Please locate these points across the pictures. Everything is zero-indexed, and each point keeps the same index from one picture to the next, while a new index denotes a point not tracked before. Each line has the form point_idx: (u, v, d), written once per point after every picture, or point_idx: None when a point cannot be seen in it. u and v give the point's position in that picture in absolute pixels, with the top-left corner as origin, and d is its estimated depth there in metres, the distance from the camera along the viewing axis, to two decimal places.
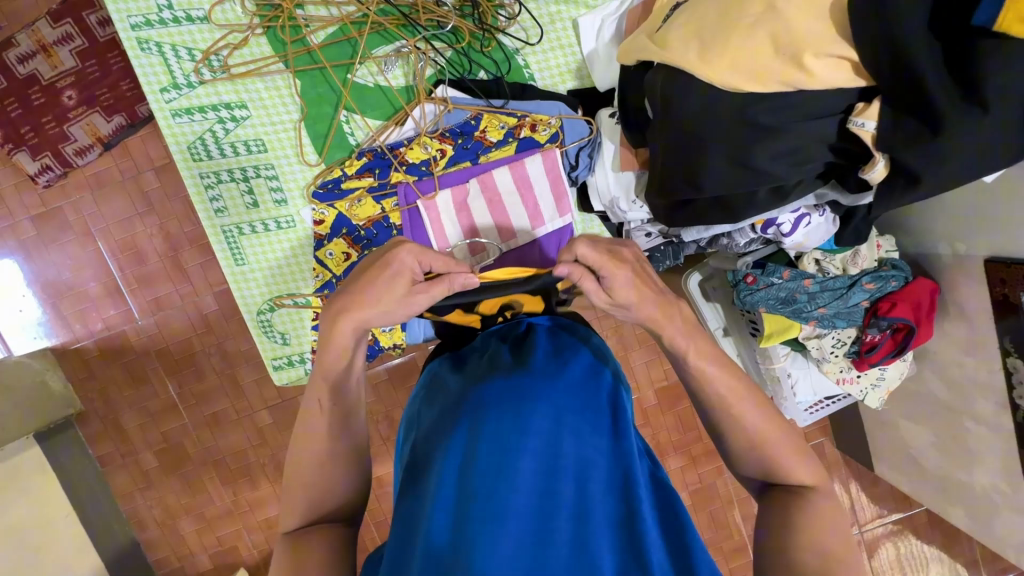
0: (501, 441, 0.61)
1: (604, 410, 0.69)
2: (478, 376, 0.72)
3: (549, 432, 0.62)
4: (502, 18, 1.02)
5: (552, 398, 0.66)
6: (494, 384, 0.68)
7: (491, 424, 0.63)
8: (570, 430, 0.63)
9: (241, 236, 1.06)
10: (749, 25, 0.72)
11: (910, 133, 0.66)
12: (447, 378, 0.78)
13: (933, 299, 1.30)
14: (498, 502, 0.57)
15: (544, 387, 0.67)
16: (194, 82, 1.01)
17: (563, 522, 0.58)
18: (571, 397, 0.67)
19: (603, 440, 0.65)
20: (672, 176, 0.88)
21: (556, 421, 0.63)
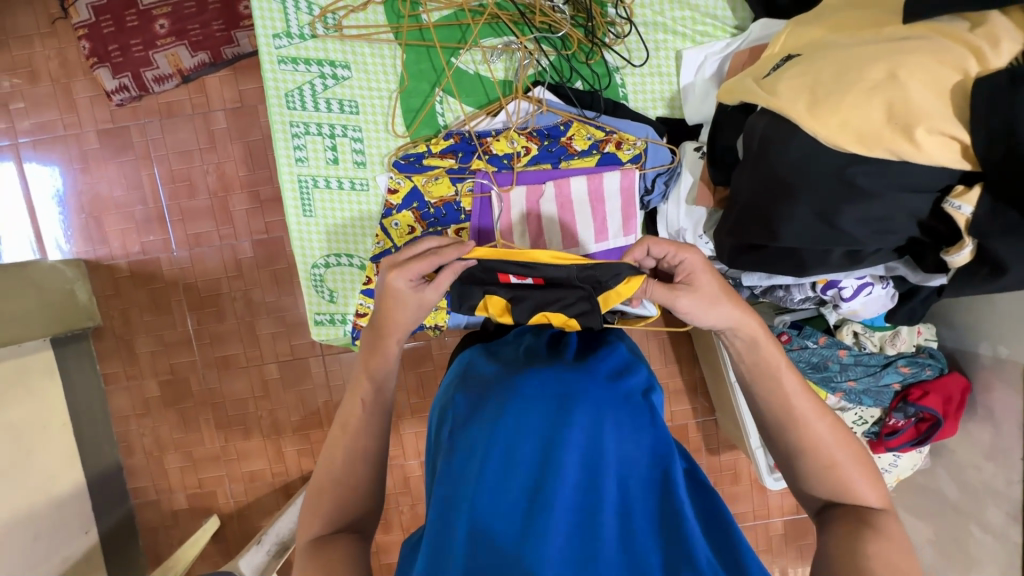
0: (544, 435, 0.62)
1: (643, 406, 0.69)
2: (520, 365, 0.73)
3: (591, 429, 0.63)
4: (610, 35, 1.06)
5: (595, 391, 0.67)
6: (536, 375, 0.68)
7: (533, 418, 0.63)
8: (612, 426, 0.64)
9: (315, 189, 1.09)
10: (864, 89, 0.74)
11: (1011, 223, 0.67)
12: (482, 363, 0.78)
13: (963, 397, 1.28)
14: (545, 497, 0.59)
15: (587, 379, 0.68)
16: (306, 34, 1.04)
17: (609, 515, 0.60)
18: (612, 392, 0.68)
19: (644, 433, 0.66)
20: (750, 218, 0.89)
21: (598, 417, 0.64)
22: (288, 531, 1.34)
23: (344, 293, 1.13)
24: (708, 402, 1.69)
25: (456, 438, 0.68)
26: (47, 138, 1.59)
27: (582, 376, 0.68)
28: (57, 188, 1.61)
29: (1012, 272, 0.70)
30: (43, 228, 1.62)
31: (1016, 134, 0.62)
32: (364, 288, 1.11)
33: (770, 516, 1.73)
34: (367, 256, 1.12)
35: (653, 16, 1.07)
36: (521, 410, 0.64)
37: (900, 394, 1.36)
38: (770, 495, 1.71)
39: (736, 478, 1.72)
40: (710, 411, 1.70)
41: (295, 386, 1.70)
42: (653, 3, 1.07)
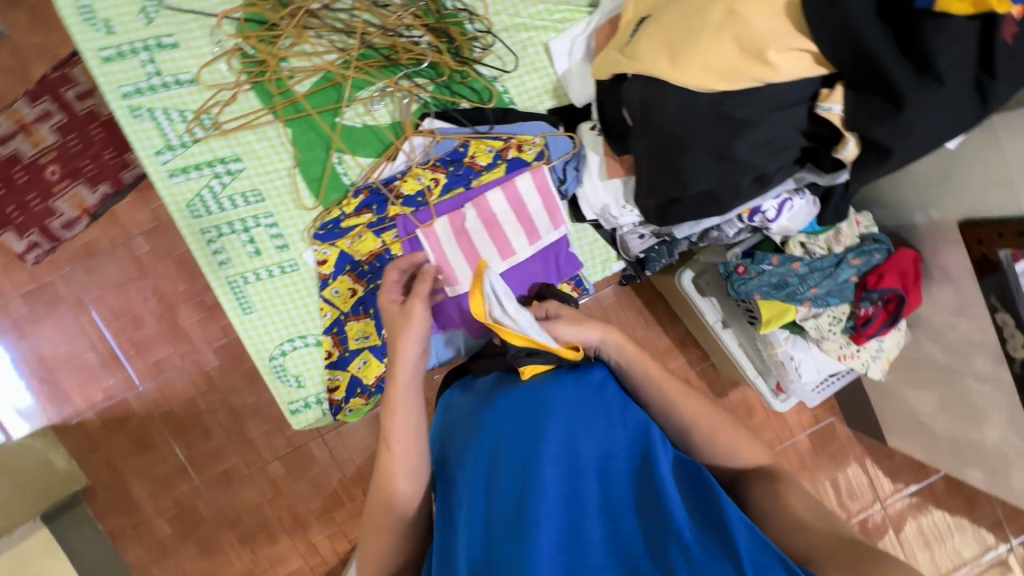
0: (520, 458, 0.71)
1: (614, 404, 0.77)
2: (490, 395, 0.83)
3: (564, 439, 0.72)
4: (478, 49, 1.08)
5: (564, 405, 0.75)
6: (507, 406, 0.78)
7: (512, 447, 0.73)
8: (583, 431, 0.73)
9: (246, 285, 1.08)
10: (714, 30, 0.78)
11: (875, 110, 0.71)
12: (462, 401, 0.89)
13: (917, 267, 1.36)
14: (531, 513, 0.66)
15: (555, 395, 0.76)
16: (188, 141, 1.04)
17: (593, 520, 0.67)
18: (575, 399, 0.77)
19: (614, 429, 0.74)
20: (660, 176, 0.94)
21: (569, 429, 0.73)
22: None
23: (310, 374, 1.11)
24: (699, 351, 1.83)
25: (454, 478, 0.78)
26: None
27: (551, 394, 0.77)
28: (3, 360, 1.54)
29: (895, 155, 0.73)
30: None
31: (852, 32, 0.68)
32: (327, 363, 1.10)
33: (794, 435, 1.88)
34: (320, 331, 1.11)
35: (512, 20, 1.10)
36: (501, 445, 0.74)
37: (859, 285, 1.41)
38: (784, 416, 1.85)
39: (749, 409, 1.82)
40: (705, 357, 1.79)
41: (304, 474, 1.67)
42: (507, 8, 1.10)
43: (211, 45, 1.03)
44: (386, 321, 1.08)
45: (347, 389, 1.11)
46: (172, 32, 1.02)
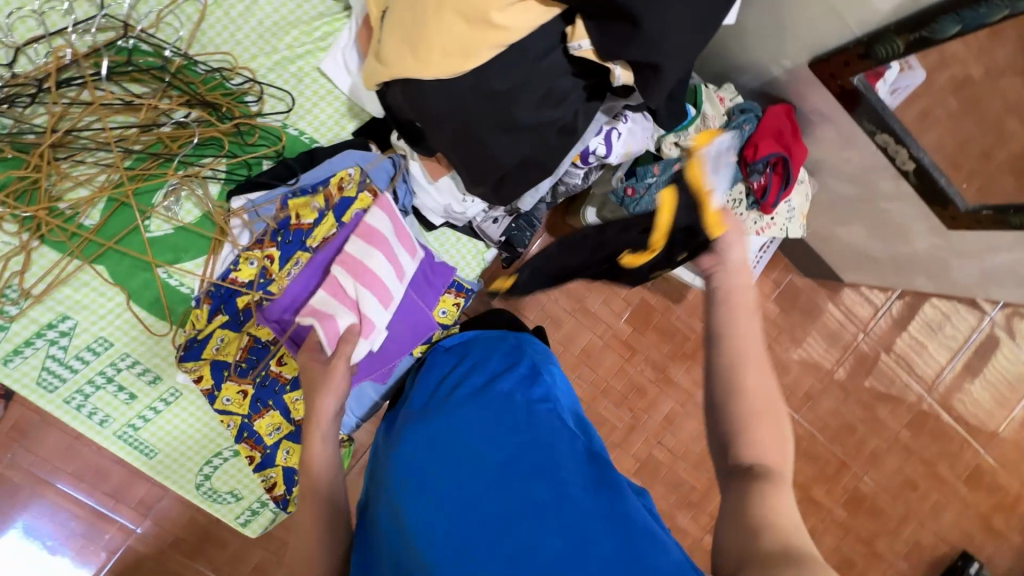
0: (437, 492, 0.73)
1: (518, 405, 0.81)
2: (405, 424, 0.87)
3: (466, 456, 0.75)
4: (251, 103, 1.00)
5: (472, 426, 0.79)
6: (416, 438, 0.81)
7: (421, 477, 0.75)
8: (487, 443, 0.76)
9: (138, 432, 1.05)
10: (435, 10, 0.72)
11: (617, 33, 0.67)
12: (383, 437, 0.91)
13: (792, 120, 1.20)
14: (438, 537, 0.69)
15: (461, 420, 0.80)
16: (4, 322, 0.95)
17: (499, 527, 0.69)
18: (477, 415, 0.80)
19: (519, 433, 0.77)
20: (472, 164, 0.88)
21: (471, 442, 0.77)
22: None
23: (244, 484, 1.10)
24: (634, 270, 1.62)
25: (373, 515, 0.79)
26: None
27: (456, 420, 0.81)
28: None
29: (665, 63, 0.68)
30: None
31: None
32: (252, 467, 1.08)
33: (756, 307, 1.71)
34: (232, 442, 1.08)
35: (271, 58, 1.01)
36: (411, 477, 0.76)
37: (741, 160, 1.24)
38: None
39: None
40: None
41: None
42: (261, 47, 1.01)
43: None
44: (289, 406, 1.05)
45: (285, 482, 1.09)
46: None
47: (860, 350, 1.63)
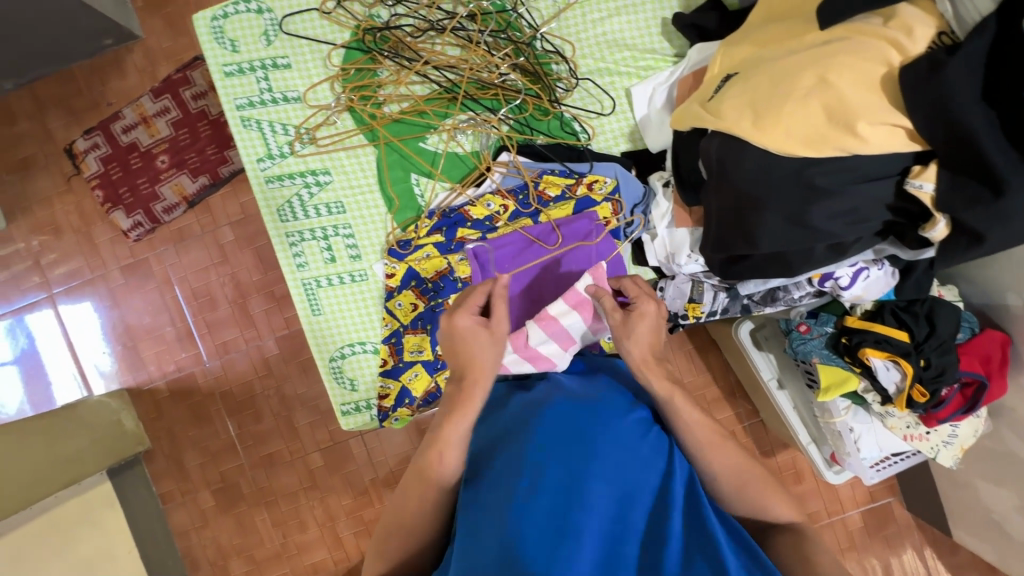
0: (567, 458, 0.70)
1: (660, 437, 0.77)
2: (534, 398, 0.83)
3: (615, 461, 0.70)
4: (561, 89, 1.13)
5: (615, 429, 0.74)
6: (557, 408, 0.78)
7: (556, 448, 0.71)
8: (633, 460, 0.72)
9: (318, 289, 1.16)
10: (801, 96, 0.78)
11: (972, 193, 0.69)
12: (500, 395, 0.90)
13: (1005, 353, 1.26)
14: (572, 521, 0.64)
15: (604, 420, 0.75)
16: (286, 153, 1.14)
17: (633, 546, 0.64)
18: (628, 425, 0.76)
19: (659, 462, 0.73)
20: (729, 232, 0.92)
21: (619, 449, 0.72)
22: None
23: (364, 380, 1.17)
24: (750, 404, 1.73)
25: (483, 468, 0.76)
26: (79, 284, 1.70)
27: (603, 409, 0.78)
28: (71, 316, 1.70)
29: (991, 238, 0.70)
30: (87, 367, 1.71)
31: (951, 112, 0.66)
32: (380, 370, 1.15)
33: (844, 510, 1.72)
34: (379, 340, 1.16)
35: (596, 63, 1.14)
36: (545, 438, 0.73)
37: (954, 364, 1.25)
38: (837, 487, 1.70)
39: (799, 475, 1.71)
40: (755, 414, 1.73)
41: (342, 470, 1.69)
42: (593, 52, 1.14)
43: (320, 70, 1.14)
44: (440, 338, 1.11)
45: (396, 398, 1.15)
46: (288, 55, 1.14)
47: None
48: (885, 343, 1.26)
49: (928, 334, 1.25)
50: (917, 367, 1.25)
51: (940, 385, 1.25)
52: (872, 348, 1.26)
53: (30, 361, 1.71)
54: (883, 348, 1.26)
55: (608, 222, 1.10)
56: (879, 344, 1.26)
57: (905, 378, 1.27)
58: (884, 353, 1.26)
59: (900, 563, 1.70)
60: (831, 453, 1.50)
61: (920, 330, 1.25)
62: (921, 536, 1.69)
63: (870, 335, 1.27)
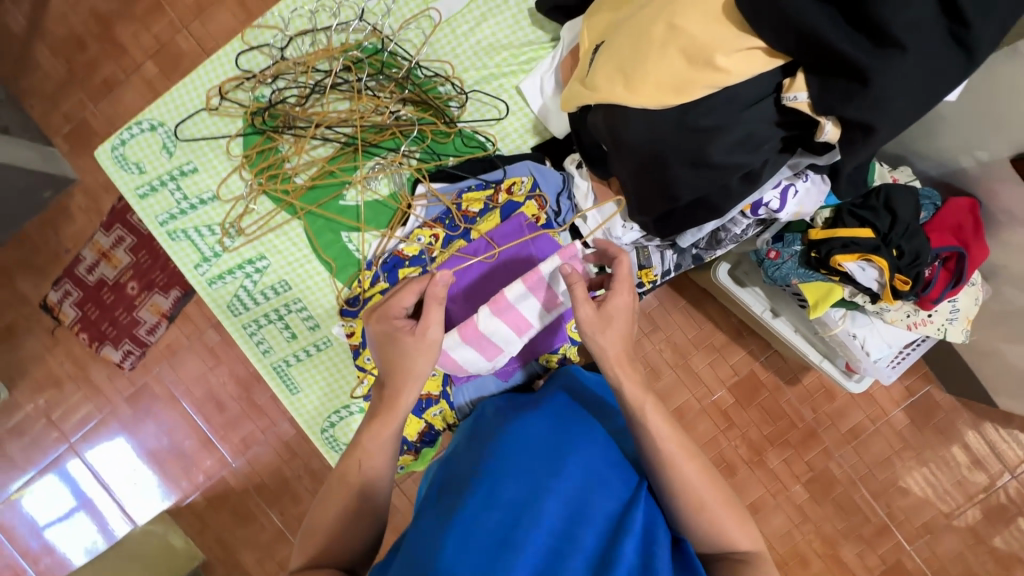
0: (526, 478, 0.71)
1: (624, 475, 0.78)
2: (503, 423, 0.85)
3: (576, 482, 0.72)
4: (454, 107, 1.14)
5: (579, 456, 0.76)
6: (526, 432, 0.80)
7: (520, 465, 0.73)
8: (594, 487, 0.73)
9: (289, 367, 1.18)
10: (661, 48, 0.78)
11: (842, 89, 0.68)
12: (473, 424, 0.93)
13: (975, 216, 1.24)
14: (522, 531, 0.64)
15: (570, 447, 0.77)
16: (219, 251, 1.16)
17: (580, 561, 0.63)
18: (594, 455, 0.77)
19: (618, 495, 0.74)
20: (648, 193, 0.92)
21: (582, 475, 0.73)
22: None
23: None
24: (760, 339, 1.69)
25: (446, 485, 0.77)
26: (93, 426, 1.75)
27: (569, 436, 0.80)
28: (98, 458, 1.74)
29: (881, 125, 0.68)
30: (125, 500, 1.74)
31: (794, 20, 0.66)
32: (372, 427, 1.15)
33: (887, 413, 1.67)
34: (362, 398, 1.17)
35: (481, 73, 1.15)
36: (511, 457, 0.75)
37: (926, 244, 1.23)
38: (870, 392, 1.66)
39: (829, 392, 1.68)
40: (767, 345, 1.69)
41: None
42: (473, 63, 1.15)
43: (225, 164, 1.16)
44: None
45: None
46: (192, 160, 1.16)
47: (960, 465, 1.64)
48: (853, 245, 1.23)
49: (891, 224, 1.23)
50: (891, 258, 1.22)
51: (920, 267, 1.22)
52: (842, 253, 1.23)
53: (73, 510, 1.74)
54: (852, 250, 1.24)
55: (537, 218, 1.09)
56: (846, 248, 1.24)
57: (885, 273, 1.23)
58: (856, 254, 1.23)
59: (964, 448, 1.63)
60: (846, 363, 1.46)
61: (880, 221, 1.24)
62: (973, 414, 1.63)
63: (835, 241, 1.25)
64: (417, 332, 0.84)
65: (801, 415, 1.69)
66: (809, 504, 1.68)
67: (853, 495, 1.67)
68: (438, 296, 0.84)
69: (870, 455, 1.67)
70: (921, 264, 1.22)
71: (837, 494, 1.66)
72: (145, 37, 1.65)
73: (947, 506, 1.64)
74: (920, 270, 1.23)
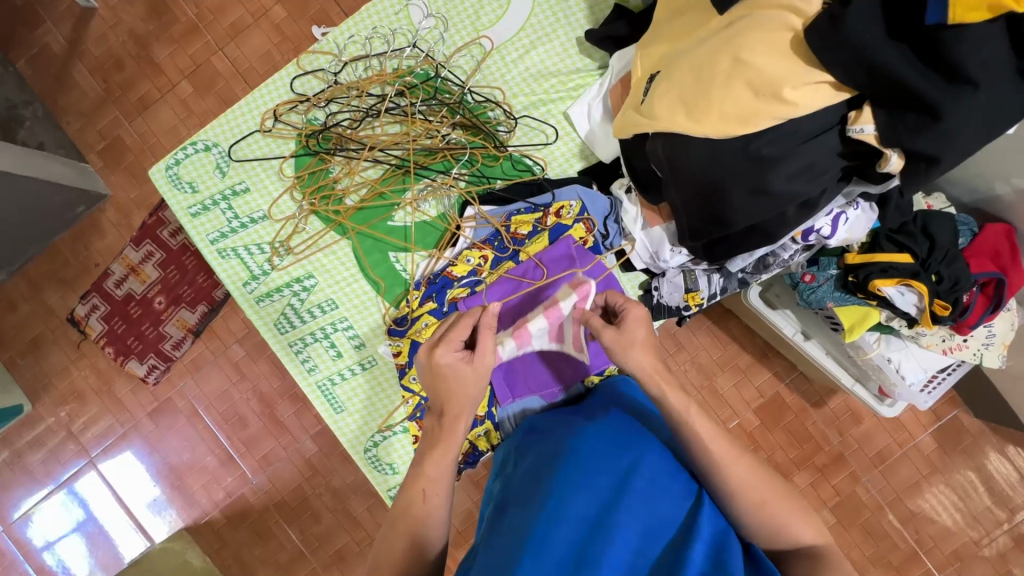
0: (591, 492, 0.72)
1: (688, 483, 0.76)
2: (560, 438, 0.86)
3: (641, 497, 0.71)
4: (503, 131, 1.17)
5: (640, 468, 0.75)
6: (585, 446, 0.80)
7: (584, 480, 0.73)
8: (660, 499, 0.72)
9: (334, 385, 1.18)
10: (724, 79, 0.80)
11: (911, 123, 0.70)
12: (525, 441, 0.93)
13: (1012, 242, 1.25)
14: (595, 550, 0.64)
15: (631, 459, 0.76)
16: (268, 269, 1.18)
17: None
18: (657, 465, 0.76)
19: (685, 504, 0.72)
20: (702, 219, 0.93)
21: (647, 488, 0.72)
22: None
23: (402, 460, 1.18)
24: (785, 360, 1.69)
25: (510, 504, 0.78)
26: (114, 441, 1.74)
27: (628, 447, 0.79)
28: (116, 473, 1.73)
29: (947, 157, 0.70)
30: (143, 516, 1.73)
31: (866, 56, 0.68)
32: (415, 446, 1.16)
33: (914, 438, 1.66)
34: (404, 418, 1.17)
35: (529, 98, 1.18)
36: (574, 472, 0.75)
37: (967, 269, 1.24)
38: (898, 417, 1.65)
39: (856, 416, 1.67)
40: (793, 367, 1.68)
41: None
42: (522, 89, 1.18)
43: (277, 184, 1.18)
44: None
45: None
46: (244, 180, 1.19)
47: (989, 492, 1.62)
48: (893, 269, 1.24)
49: (929, 248, 1.24)
50: (932, 282, 1.23)
51: (961, 292, 1.23)
52: (882, 278, 1.24)
53: (89, 526, 1.73)
54: (892, 275, 1.24)
55: (585, 241, 1.11)
56: (886, 272, 1.24)
57: (926, 297, 1.23)
58: (895, 279, 1.23)
59: (992, 475, 1.62)
60: (879, 387, 1.45)
61: (919, 246, 1.25)
62: (1002, 441, 1.62)
63: (874, 266, 1.24)
64: (475, 360, 0.87)
65: (827, 439, 1.68)
66: (834, 529, 1.66)
67: (880, 520, 1.65)
68: (490, 325, 0.90)
69: (898, 480, 1.65)
70: (961, 289, 1.23)
71: (864, 519, 1.65)
72: (181, 57, 1.65)
73: (975, 533, 1.62)
74: (961, 295, 1.23)
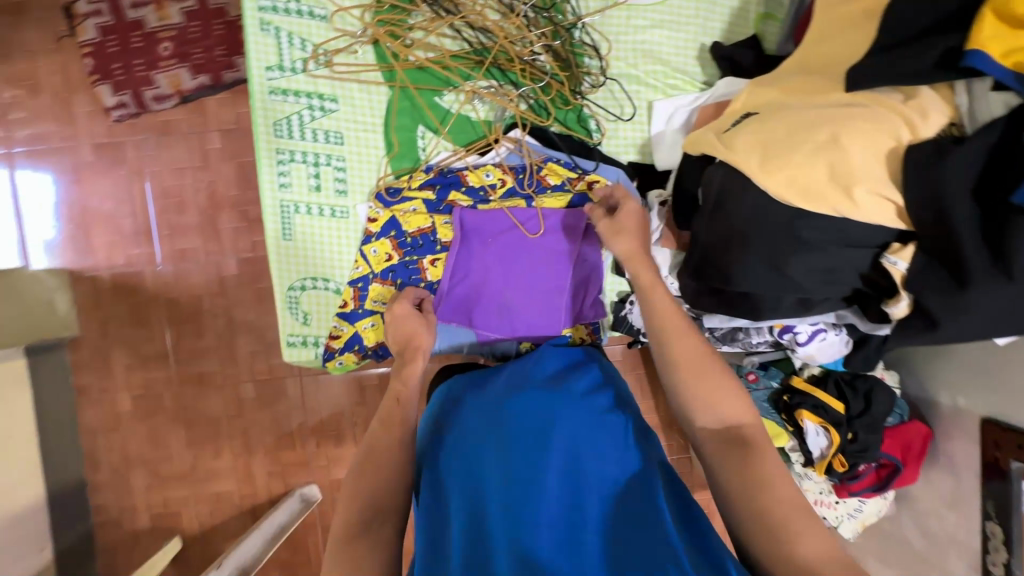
0: (529, 493, 0.71)
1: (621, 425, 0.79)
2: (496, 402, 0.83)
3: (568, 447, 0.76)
4: (587, 84, 1.12)
5: (572, 415, 0.80)
6: (521, 398, 0.83)
7: (516, 433, 0.78)
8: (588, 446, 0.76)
9: (295, 214, 1.12)
10: (812, 150, 0.79)
11: (938, 282, 0.73)
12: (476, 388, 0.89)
13: (924, 446, 1.23)
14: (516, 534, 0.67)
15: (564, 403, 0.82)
16: (298, 69, 1.10)
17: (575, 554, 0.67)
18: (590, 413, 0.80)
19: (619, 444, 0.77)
20: (709, 263, 0.93)
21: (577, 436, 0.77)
22: (251, 560, 1.24)
23: (318, 317, 1.15)
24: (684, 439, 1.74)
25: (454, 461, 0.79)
26: (45, 149, 1.54)
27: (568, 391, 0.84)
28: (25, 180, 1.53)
29: (945, 327, 0.74)
30: (30, 230, 1.55)
31: (944, 200, 0.69)
32: (338, 310, 1.14)
33: None
34: (344, 281, 1.14)
35: (627, 69, 1.14)
36: (506, 427, 0.78)
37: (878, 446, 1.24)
38: None
39: None
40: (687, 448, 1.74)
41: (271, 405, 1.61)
42: (627, 57, 1.14)
43: None
44: (407, 295, 1.11)
45: (346, 341, 1.14)
46: None
47: None
48: (820, 409, 1.26)
49: (861, 410, 1.24)
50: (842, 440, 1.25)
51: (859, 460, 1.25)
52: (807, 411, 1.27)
53: None
54: (815, 413, 1.27)
55: None
56: (813, 408, 1.27)
57: (829, 447, 1.27)
58: (816, 418, 1.27)
59: None
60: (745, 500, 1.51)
61: (854, 403, 1.24)
62: None
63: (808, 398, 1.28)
64: None
65: None
66: None
67: None
68: None
69: None
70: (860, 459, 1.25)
71: None
72: None
73: None
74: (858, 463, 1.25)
